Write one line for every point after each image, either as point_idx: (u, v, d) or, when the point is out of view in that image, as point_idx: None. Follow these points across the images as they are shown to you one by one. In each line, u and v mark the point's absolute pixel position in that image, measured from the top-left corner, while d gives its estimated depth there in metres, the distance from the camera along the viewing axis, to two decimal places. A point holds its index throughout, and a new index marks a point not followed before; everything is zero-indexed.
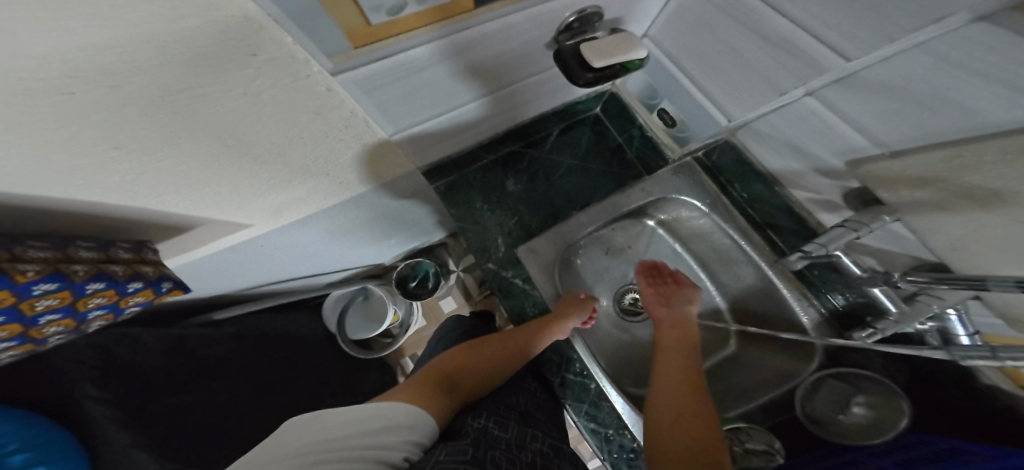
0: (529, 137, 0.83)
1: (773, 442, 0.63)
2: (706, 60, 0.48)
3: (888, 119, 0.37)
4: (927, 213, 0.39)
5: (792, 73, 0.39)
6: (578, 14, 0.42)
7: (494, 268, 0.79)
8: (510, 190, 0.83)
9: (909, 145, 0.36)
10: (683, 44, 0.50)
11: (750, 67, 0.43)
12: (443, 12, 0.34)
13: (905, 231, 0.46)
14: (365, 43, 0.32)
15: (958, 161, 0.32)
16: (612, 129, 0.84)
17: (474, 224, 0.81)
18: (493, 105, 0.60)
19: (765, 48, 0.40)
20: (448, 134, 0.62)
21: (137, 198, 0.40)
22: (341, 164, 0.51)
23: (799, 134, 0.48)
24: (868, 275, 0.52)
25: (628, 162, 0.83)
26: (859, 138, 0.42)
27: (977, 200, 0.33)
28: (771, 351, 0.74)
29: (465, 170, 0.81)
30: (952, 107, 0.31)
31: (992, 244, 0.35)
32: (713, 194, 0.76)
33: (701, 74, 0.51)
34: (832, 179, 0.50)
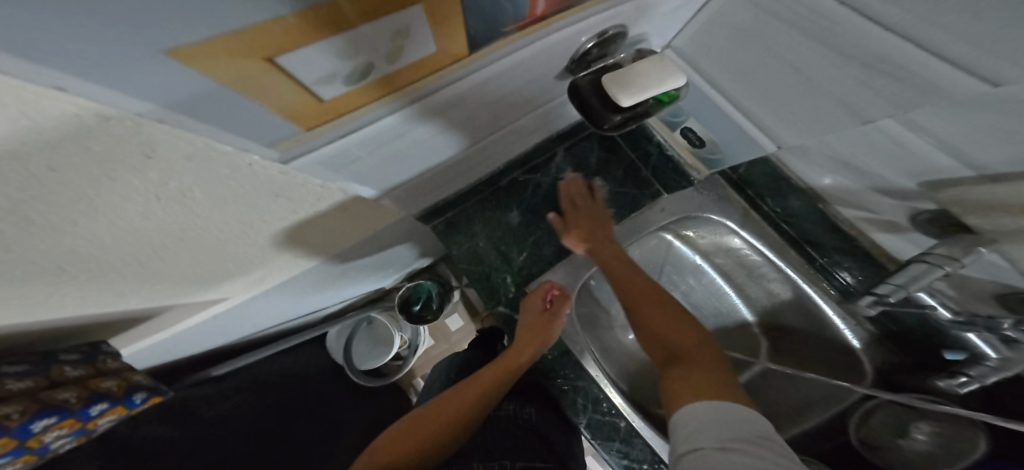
0: (532, 162, 0.76)
1: None
2: (753, 78, 0.44)
3: (981, 142, 0.30)
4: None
5: (882, 97, 0.33)
6: (597, 38, 0.37)
7: (505, 311, 0.73)
8: (514, 219, 0.75)
9: (1008, 173, 0.30)
10: (723, 58, 0.45)
11: (815, 90, 0.38)
12: (424, 67, 0.26)
13: (1004, 262, 0.36)
14: (322, 122, 0.24)
15: None
16: (623, 145, 0.76)
17: (480, 264, 0.74)
18: (484, 144, 0.51)
19: (848, 69, 0.33)
20: (442, 179, 0.55)
21: (73, 305, 0.33)
22: (319, 231, 0.42)
23: (858, 152, 0.42)
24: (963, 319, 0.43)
25: (644, 180, 0.75)
26: (943, 158, 0.34)
27: None
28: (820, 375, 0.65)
29: (464, 204, 0.74)
30: None
31: None
32: (742, 210, 0.70)
33: (741, 89, 0.46)
34: (899, 199, 0.42)
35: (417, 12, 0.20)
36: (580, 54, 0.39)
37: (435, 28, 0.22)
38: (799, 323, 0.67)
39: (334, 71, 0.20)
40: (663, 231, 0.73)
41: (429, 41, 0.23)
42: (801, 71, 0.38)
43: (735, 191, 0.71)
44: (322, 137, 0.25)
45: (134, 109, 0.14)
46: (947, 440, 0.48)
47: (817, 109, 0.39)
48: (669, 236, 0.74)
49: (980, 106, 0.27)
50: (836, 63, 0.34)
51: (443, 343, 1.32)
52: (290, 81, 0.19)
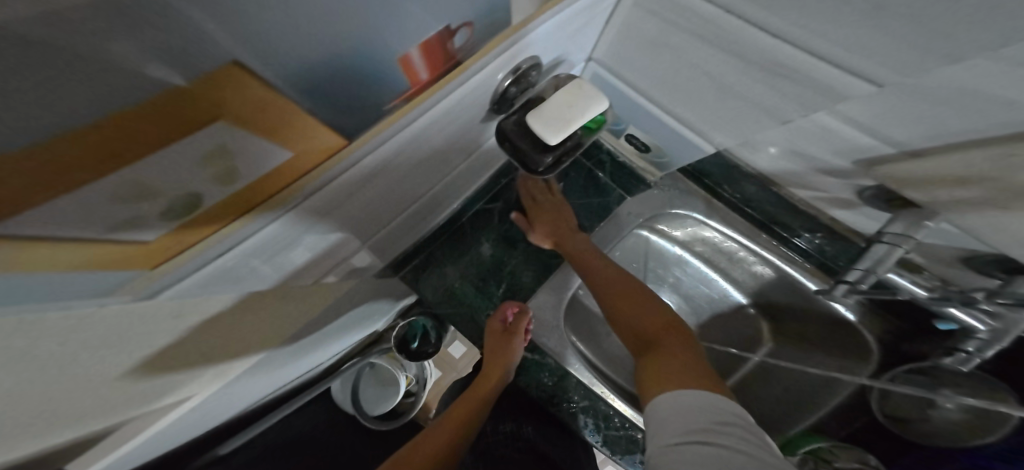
0: (491, 192, 0.74)
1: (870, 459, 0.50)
2: (673, 87, 0.43)
3: (896, 122, 0.28)
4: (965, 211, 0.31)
5: (791, 97, 0.32)
6: (513, 74, 0.34)
7: None
8: (484, 251, 0.74)
9: (926, 148, 0.29)
10: (642, 68, 0.44)
11: (731, 95, 0.37)
12: (303, 161, 0.20)
13: (957, 231, 0.35)
14: (162, 258, 0.18)
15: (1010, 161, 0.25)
16: (578, 158, 0.75)
17: (459, 305, 0.72)
18: (420, 194, 0.48)
19: (750, 72, 0.32)
20: (391, 234, 0.53)
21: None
22: (260, 322, 0.40)
23: (789, 140, 0.41)
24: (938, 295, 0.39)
25: (604, 187, 0.75)
26: (866, 138, 0.33)
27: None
28: (822, 351, 0.62)
29: (429, 247, 0.71)
30: (988, 112, 0.23)
31: None
32: (705, 200, 0.68)
33: (668, 98, 0.45)
34: (840, 179, 0.41)
35: (221, 128, 0.14)
36: (500, 93, 0.36)
37: (275, 134, 0.17)
38: (785, 298, 0.65)
39: (136, 212, 0.15)
40: (638, 228, 0.72)
41: (277, 147, 0.18)
42: (714, 77, 0.36)
43: (693, 182, 0.70)
44: (161, 282, 0.19)
45: None
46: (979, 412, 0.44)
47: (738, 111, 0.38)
48: (644, 232, 0.72)
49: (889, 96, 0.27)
50: (740, 69, 0.33)
51: None
52: (64, 248, 0.13)
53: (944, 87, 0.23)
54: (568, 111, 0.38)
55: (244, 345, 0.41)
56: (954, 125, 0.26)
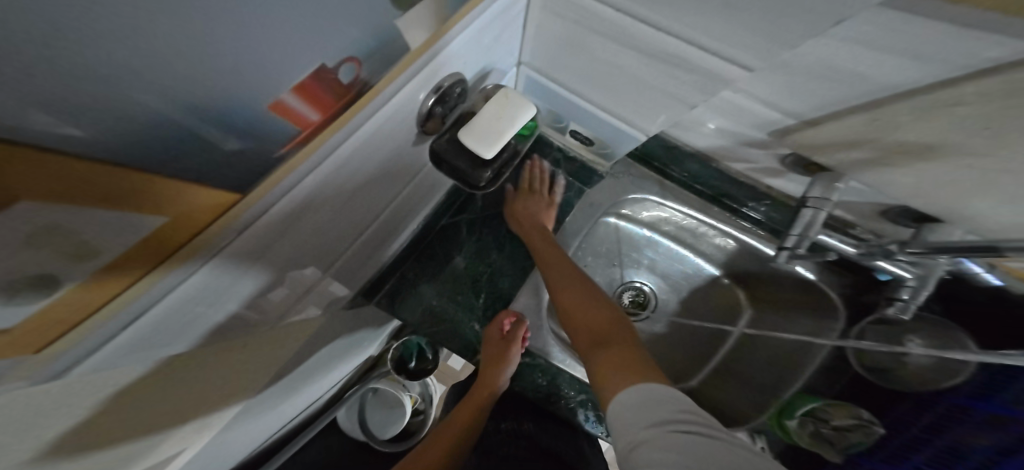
0: (456, 201, 0.71)
1: (862, 412, 0.55)
2: (596, 83, 0.43)
3: (786, 94, 0.31)
4: (875, 167, 0.34)
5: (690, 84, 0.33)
6: (435, 93, 0.35)
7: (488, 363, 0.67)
8: (459, 264, 0.69)
9: (822, 114, 0.32)
10: (566, 68, 0.45)
11: (645, 85, 0.38)
12: (190, 221, 0.19)
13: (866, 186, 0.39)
14: (47, 340, 0.17)
15: (890, 116, 0.27)
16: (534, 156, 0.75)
17: (442, 323, 0.67)
18: (368, 221, 0.48)
19: (650, 63, 0.33)
20: (352, 262, 0.53)
21: None
22: (233, 368, 0.40)
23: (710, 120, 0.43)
24: (862, 251, 0.40)
25: (563, 184, 0.76)
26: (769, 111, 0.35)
27: (928, 146, 0.28)
28: (791, 311, 0.65)
29: (399, 268, 0.68)
30: (862, 76, 0.26)
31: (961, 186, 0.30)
32: (658, 183, 0.70)
33: (595, 93, 0.46)
34: (762, 150, 0.44)
35: (27, 206, 0.12)
36: (426, 113, 0.36)
37: (133, 200, 0.17)
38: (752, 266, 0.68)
39: None
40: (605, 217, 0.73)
41: (143, 216, 0.17)
42: (626, 71, 0.37)
43: (642, 166, 0.72)
44: (68, 358, 0.19)
45: None
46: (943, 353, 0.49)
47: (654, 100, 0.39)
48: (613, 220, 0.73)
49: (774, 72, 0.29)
50: (641, 61, 0.34)
51: None
52: None
53: (815, 59, 0.26)
54: (499, 122, 0.36)
55: (223, 390, 0.42)
56: (844, 92, 0.28)
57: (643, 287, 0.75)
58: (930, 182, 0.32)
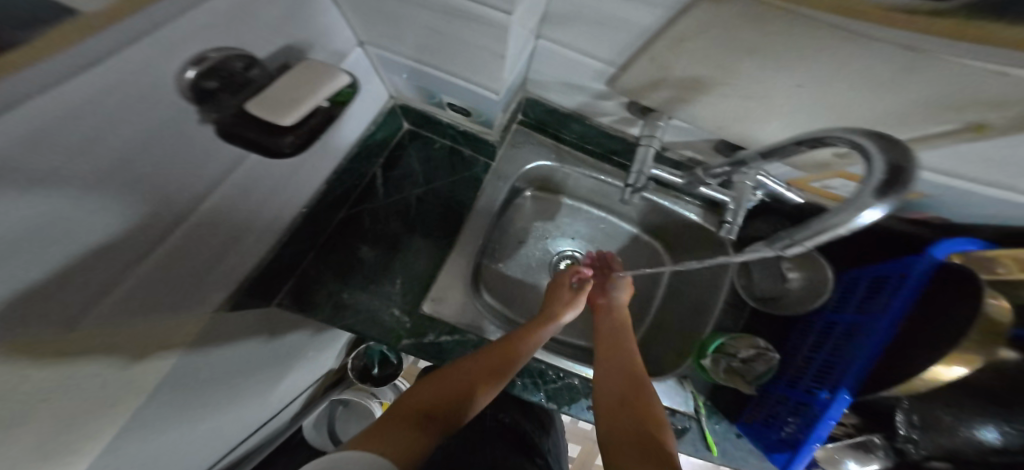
0: (353, 195, 0.68)
1: (759, 341, 0.64)
2: (433, 49, 0.44)
3: (598, 40, 0.41)
4: (685, 105, 0.42)
5: (485, 34, 0.37)
6: (199, 66, 0.26)
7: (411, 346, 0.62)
8: (365, 255, 0.66)
9: (626, 57, 0.42)
10: (406, 42, 0.45)
11: (463, 43, 0.40)
12: None
13: (685, 125, 0.47)
14: None
15: (657, 59, 0.37)
16: (432, 136, 0.75)
17: (355, 314, 0.61)
18: (299, 195, 0.56)
19: (452, 20, 0.36)
20: (238, 267, 0.49)
21: None
22: (161, 367, 0.40)
23: (566, 73, 0.53)
24: (686, 180, 0.45)
25: (466, 160, 0.76)
26: (598, 61, 0.46)
27: (698, 81, 0.38)
28: (692, 248, 0.77)
29: (300, 266, 0.61)
30: (619, 21, 0.35)
31: (746, 105, 0.38)
32: (555, 148, 0.77)
33: (438, 61, 0.47)
34: (612, 100, 0.54)
35: None
36: (190, 89, 0.26)
37: None
38: (656, 219, 0.80)
39: None
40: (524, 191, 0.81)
41: None
42: (443, 32, 0.39)
43: (539, 133, 0.77)
44: None
45: None
46: (815, 277, 0.62)
47: (476, 57, 0.41)
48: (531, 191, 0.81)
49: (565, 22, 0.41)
50: (445, 18, 0.36)
51: None
52: None
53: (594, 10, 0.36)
54: (297, 92, 0.28)
55: (162, 387, 0.41)
56: (627, 37, 0.38)
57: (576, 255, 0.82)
58: (718, 109, 0.40)
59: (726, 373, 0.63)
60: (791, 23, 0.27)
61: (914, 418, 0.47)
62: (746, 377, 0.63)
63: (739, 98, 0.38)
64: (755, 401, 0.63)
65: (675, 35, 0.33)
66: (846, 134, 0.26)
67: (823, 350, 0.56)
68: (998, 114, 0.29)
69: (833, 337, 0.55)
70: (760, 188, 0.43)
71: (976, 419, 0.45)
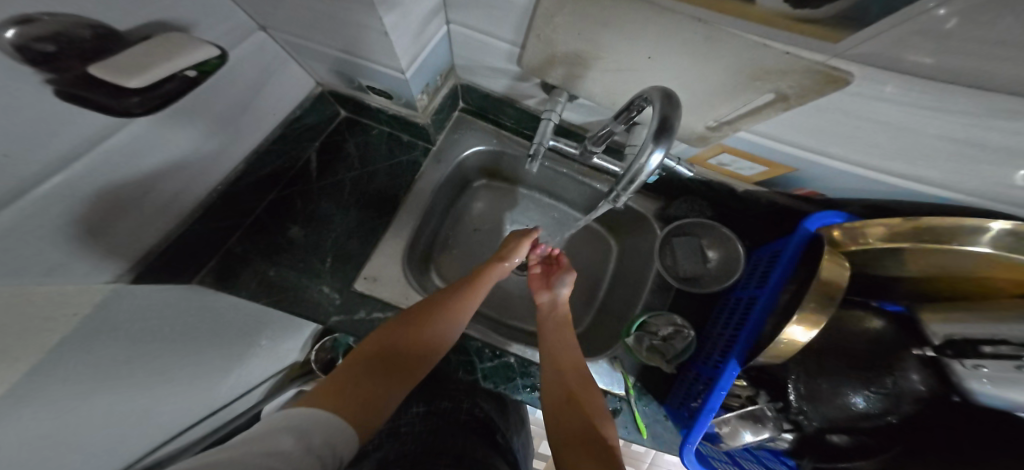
0: (290, 172, 0.71)
1: (676, 318, 0.67)
2: (336, 33, 0.46)
3: (494, 17, 0.43)
4: (578, 81, 0.45)
5: (369, 14, 0.39)
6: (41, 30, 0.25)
7: (342, 319, 0.64)
8: (295, 235, 0.68)
9: (520, 35, 0.44)
10: (308, 27, 0.46)
11: (352, 23, 0.42)
12: None
13: (588, 103, 0.49)
14: None
15: (539, 34, 0.40)
16: (370, 122, 0.77)
17: (284, 289, 0.64)
18: (230, 170, 0.58)
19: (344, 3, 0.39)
20: (154, 238, 0.50)
21: None
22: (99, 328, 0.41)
23: (480, 55, 0.55)
24: (580, 151, 0.48)
25: (408, 143, 0.78)
26: (503, 41, 0.48)
27: (583, 57, 0.41)
28: (630, 232, 0.80)
29: (226, 243, 0.64)
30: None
31: (627, 79, 0.41)
32: (494, 134, 0.79)
33: (342, 44, 0.48)
34: (527, 81, 0.56)
35: None
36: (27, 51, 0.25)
37: None
38: (598, 206, 0.82)
39: None
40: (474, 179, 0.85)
41: None
42: (339, 14, 0.41)
43: (480, 120, 0.79)
44: None
45: None
46: (730, 255, 0.66)
47: (369, 39, 0.43)
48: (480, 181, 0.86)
49: (461, 4, 0.44)
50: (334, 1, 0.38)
51: None
52: None
53: None
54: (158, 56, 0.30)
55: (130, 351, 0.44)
56: (516, 17, 0.41)
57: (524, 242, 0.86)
58: (607, 85, 0.44)
59: (647, 351, 0.65)
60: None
61: (801, 390, 0.48)
62: (665, 354, 0.65)
63: (618, 70, 0.41)
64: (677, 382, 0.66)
65: (546, 6, 0.36)
66: (636, 96, 0.29)
67: (731, 326, 0.58)
68: (788, 83, 0.34)
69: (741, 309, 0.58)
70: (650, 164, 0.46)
71: (848, 385, 0.47)
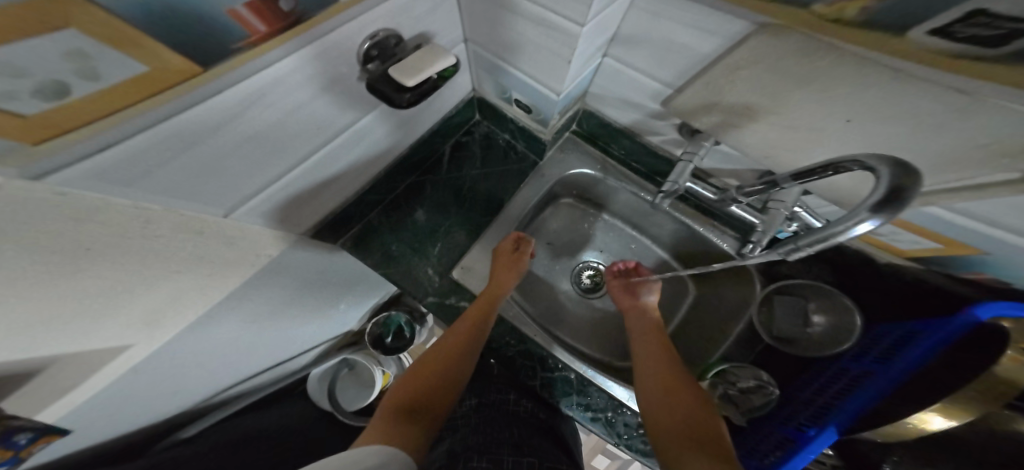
0: (423, 166, 0.80)
1: (761, 373, 0.66)
2: (517, 50, 0.55)
3: (659, 62, 0.47)
4: (730, 131, 0.47)
5: (563, 44, 0.47)
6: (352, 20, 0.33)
7: (437, 300, 0.76)
8: (419, 217, 0.79)
9: (680, 83, 0.47)
10: (495, 41, 0.56)
11: (541, 48, 0.51)
12: (152, 85, 0.25)
13: (731, 151, 0.51)
14: (51, 139, 0.22)
15: (713, 85, 0.43)
16: (496, 131, 0.85)
17: (398, 264, 0.75)
18: (374, 151, 0.66)
19: (541, 30, 0.48)
20: (313, 193, 0.60)
21: (50, 344, 0.38)
22: (218, 252, 0.48)
23: (621, 88, 0.58)
24: (720, 197, 0.51)
25: (521, 155, 0.84)
26: (655, 83, 0.51)
27: (749, 113, 0.43)
28: (719, 280, 0.79)
29: (368, 216, 0.76)
30: (684, 45, 0.42)
31: (795, 142, 0.43)
32: (601, 161, 0.81)
33: (519, 59, 0.57)
34: (664, 120, 0.58)
35: (74, 35, 0.19)
36: (364, 55, 0.45)
37: (129, 49, 0.22)
38: (691, 246, 0.81)
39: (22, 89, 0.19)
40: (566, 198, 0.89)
41: (131, 60, 0.22)
42: (537, 44, 0.51)
43: (589, 144, 0.82)
44: (64, 157, 0.24)
45: None
46: (838, 323, 0.65)
47: (551, 63, 0.52)
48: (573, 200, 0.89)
49: (631, 44, 0.48)
50: (544, 32, 0.48)
51: None
52: None
53: (661, 37, 0.43)
54: (421, 64, 0.46)
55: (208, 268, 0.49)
56: (686, 64, 0.44)
57: (598, 267, 0.89)
58: (767, 136, 0.45)
59: (719, 399, 0.66)
60: (839, 60, 0.33)
61: None
62: (740, 407, 0.65)
63: (793, 132, 0.42)
64: (742, 436, 0.65)
65: (730, 65, 0.39)
66: (849, 159, 0.29)
67: (828, 393, 0.58)
68: None
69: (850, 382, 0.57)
70: (795, 220, 0.45)
71: None
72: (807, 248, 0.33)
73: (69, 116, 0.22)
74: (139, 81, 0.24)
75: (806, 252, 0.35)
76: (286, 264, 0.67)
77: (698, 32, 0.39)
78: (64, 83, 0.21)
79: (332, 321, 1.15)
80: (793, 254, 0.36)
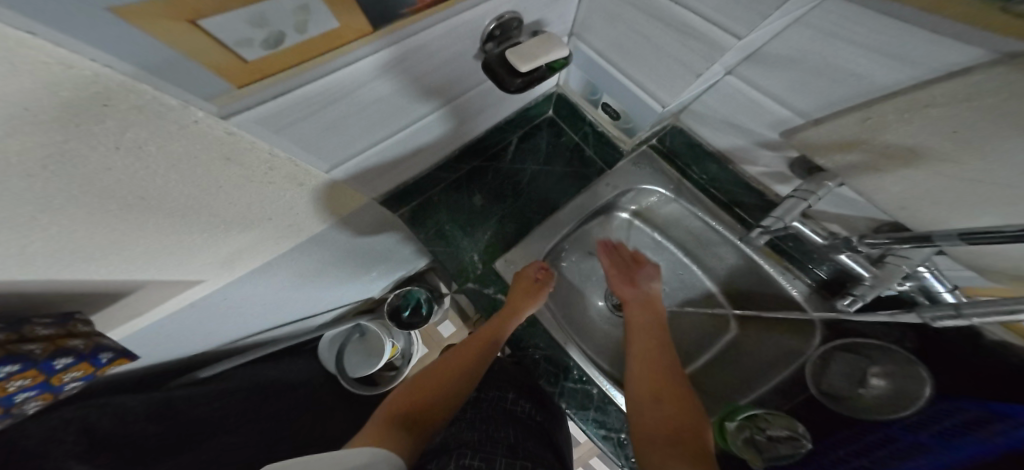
0: (490, 150, 0.78)
1: (796, 426, 0.63)
2: (629, 51, 0.53)
3: (801, 88, 0.45)
4: (866, 174, 0.44)
5: (699, 54, 0.45)
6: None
7: (476, 287, 0.75)
8: (477, 202, 0.77)
9: (821, 115, 0.45)
10: (607, 41, 0.55)
11: (664, 54, 0.49)
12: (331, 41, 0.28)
13: (853, 195, 0.49)
14: (254, 81, 0.26)
15: (869, 122, 0.40)
16: (567, 130, 0.82)
17: (446, 247, 0.75)
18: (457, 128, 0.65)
19: (676, 36, 0.45)
20: (395, 162, 0.59)
21: (140, 261, 0.38)
22: (297, 208, 0.48)
23: (732, 110, 0.56)
24: (829, 241, 0.50)
25: (588, 159, 0.82)
26: (784, 110, 0.49)
27: (898, 159, 0.41)
28: (773, 324, 0.77)
29: (429, 192, 0.75)
30: (848, 75, 0.39)
31: (937, 201, 0.40)
32: (676, 179, 0.76)
33: (629, 63, 0.56)
34: (775, 151, 0.55)
35: None
36: (486, 36, 0.44)
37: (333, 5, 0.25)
38: (752, 284, 0.77)
39: (250, 34, 0.22)
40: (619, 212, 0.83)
41: (330, 15, 0.26)
42: (661, 49, 0.49)
43: (665, 162, 0.78)
44: (254, 99, 0.27)
45: (123, 68, 0.18)
46: (901, 388, 0.58)
47: (669, 70, 0.50)
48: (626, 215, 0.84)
49: (774, 66, 0.45)
50: (680, 40, 0.45)
51: (433, 343, 1.42)
52: (206, 36, 0.20)
53: (818, 62, 0.41)
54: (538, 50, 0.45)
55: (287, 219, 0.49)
56: (840, 94, 0.41)
57: None
58: (907, 187, 0.42)
59: (744, 442, 0.63)
60: None
61: None
62: (765, 453, 0.61)
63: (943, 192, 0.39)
64: None
65: (897, 108, 0.37)
66: None
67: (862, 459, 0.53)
68: None
69: (876, 442, 0.55)
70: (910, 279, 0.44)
71: None
72: (975, 317, 0.32)
73: (271, 64, 0.26)
74: (330, 36, 0.27)
75: (965, 321, 0.34)
76: (350, 226, 0.66)
77: (872, 63, 0.36)
78: (283, 34, 0.24)
79: (361, 287, 1.14)
80: (938, 320, 0.36)
